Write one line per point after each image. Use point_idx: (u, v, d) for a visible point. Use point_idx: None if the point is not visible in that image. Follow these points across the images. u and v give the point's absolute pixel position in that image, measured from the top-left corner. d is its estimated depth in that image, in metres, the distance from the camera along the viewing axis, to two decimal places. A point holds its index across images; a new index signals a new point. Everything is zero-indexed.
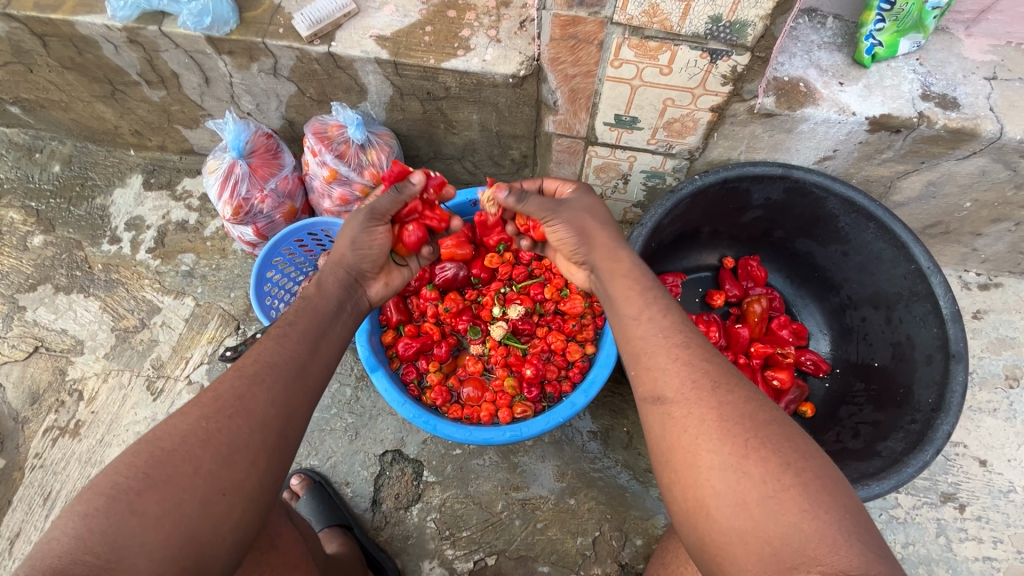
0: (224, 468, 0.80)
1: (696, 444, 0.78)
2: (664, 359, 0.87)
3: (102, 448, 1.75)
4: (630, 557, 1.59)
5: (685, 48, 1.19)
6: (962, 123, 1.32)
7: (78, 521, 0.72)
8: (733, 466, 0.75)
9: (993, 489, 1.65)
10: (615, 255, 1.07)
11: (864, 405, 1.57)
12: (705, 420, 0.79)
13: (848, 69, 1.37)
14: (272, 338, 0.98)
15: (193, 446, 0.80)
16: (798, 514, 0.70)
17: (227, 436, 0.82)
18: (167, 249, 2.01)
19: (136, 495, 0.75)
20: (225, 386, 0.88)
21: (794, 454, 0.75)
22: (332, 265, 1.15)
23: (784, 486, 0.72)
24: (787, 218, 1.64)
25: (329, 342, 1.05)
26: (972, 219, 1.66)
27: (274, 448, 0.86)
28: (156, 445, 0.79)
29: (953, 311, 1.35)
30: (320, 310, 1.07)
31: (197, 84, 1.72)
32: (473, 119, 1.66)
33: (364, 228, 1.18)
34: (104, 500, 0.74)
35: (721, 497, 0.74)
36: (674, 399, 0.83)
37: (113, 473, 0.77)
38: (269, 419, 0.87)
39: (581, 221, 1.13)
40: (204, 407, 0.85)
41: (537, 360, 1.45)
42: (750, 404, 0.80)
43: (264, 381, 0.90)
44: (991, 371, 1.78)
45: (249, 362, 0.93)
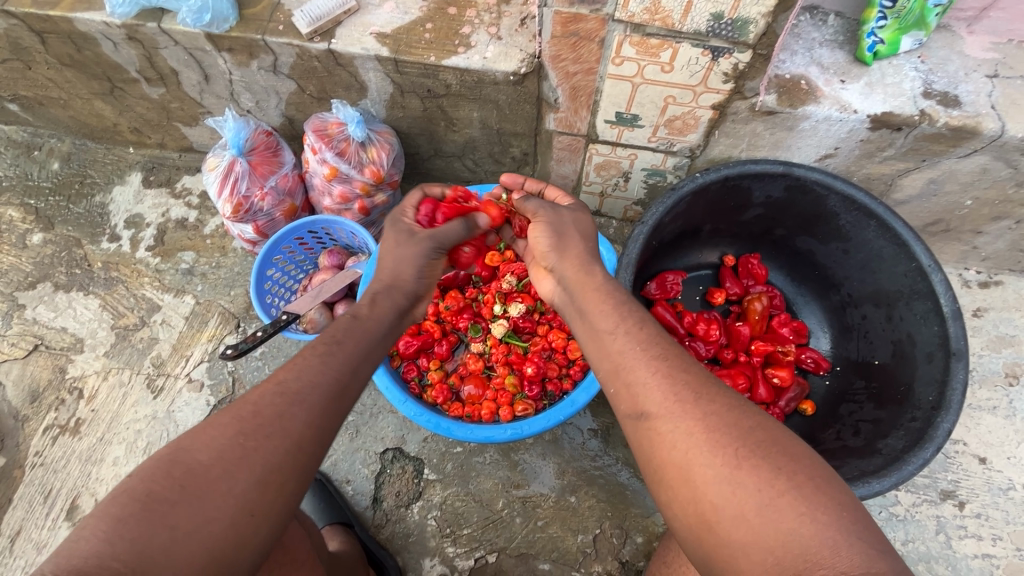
0: (257, 490, 0.79)
1: (688, 458, 0.77)
2: (643, 373, 0.87)
3: (103, 447, 1.75)
4: (630, 555, 1.59)
5: (686, 45, 1.19)
6: (964, 120, 1.32)
7: (108, 525, 0.70)
8: (727, 478, 0.74)
9: (993, 487, 1.65)
10: (587, 270, 1.06)
11: (864, 402, 1.57)
12: (693, 433, 0.78)
13: (849, 67, 1.37)
14: (317, 354, 0.96)
15: (230, 464, 0.78)
16: (797, 520, 0.70)
17: (263, 455, 0.81)
18: (167, 246, 2.01)
19: (170, 508, 0.73)
20: (266, 401, 0.85)
21: (785, 459, 0.75)
22: (387, 287, 1.14)
23: (779, 493, 0.72)
24: (788, 216, 1.63)
25: (372, 364, 1.04)
26: (973, 217, 1.66)
27: (305, 470, 0.85)
28: (194, 457, 0.78)
29: (954, 309, 1.35)
30: (370, 331, 1.06)
31: (196, 82, 1.72)
32: (474, 117, 1.66)
33: (427, 258, 1.20)
34: (136, 507, 0.72)
35: (720, 510, 0.74)
36: (656, 414, 0.82)
37: (148, 479, 0.75)
38: (304, 439, 0.85)
39: (563, 229, 1.14)
40: (243, 421, 0.83)
41: (538, 358, 1.45)
42: (734, 411, 0.80)
43: (304, 401, 0.88)
44: (991, 369, 1.78)
45: (293, 377, 0.90)
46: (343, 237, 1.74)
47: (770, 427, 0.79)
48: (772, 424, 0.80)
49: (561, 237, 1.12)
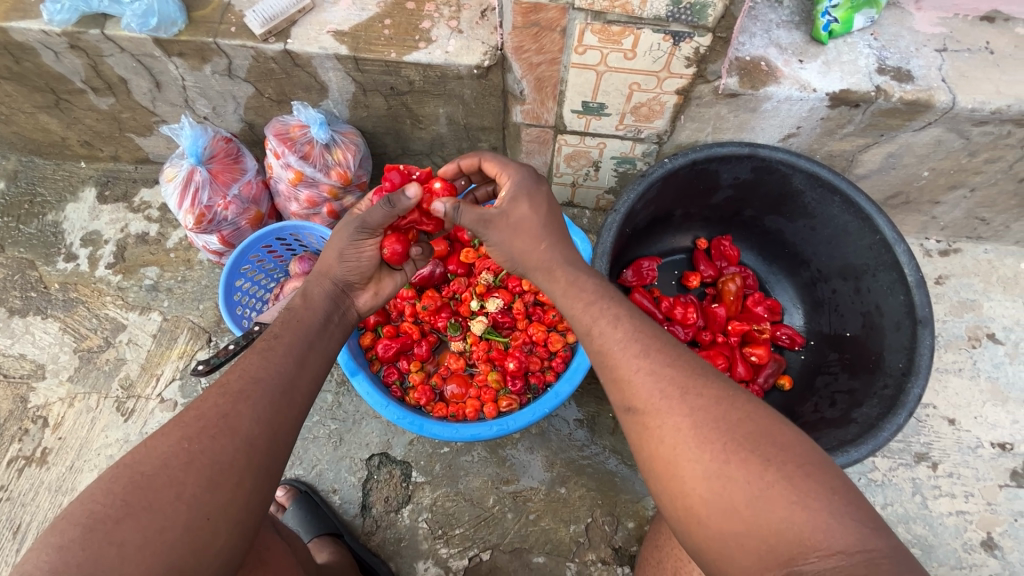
0: (209, 492, 0.79)
1: (676, 454, 0.82)
2: (627, 371, 0.90)
3: (73, 475, 1.68)
4: (623, 540, 1.61)
5: (648, 31, 1.20)
6: (917, 94, 1.35)
7: (51, 554, 0.71)
8: (716, 473, 0.78)
9: (962, 446, 1.72)
10: (551, 275, 1.04)
11: (839, 373, 1.61)
12: (680, 428, 0.82)
13: (806, 46, 1.39)
14: (258, 351, 0.99)
15: (175, 471, 0.79)
16: (787, 508, 0.73)
17: (211, 457, 0.81)
18: (128, 263, 1.93)
19: (115, 525, 0.74)
20: (209, 404, 0.87)
21: (774, 449, 0.78)
22: (318, 278, 1.16)
23: (769, 484, 0.75)
24: (756, 197, 1.66)
25: (317, 352, 1.05)
26: (931, 188, 1.71)
27: (261, 467, 0.85)
28: (136, 470, 0.78)
29: (918, 278, 1.40)
30: (306, 323, 1.07)
31: (147, 90, 1.65)
32: (439, 113, 1.62)
33: (351, 240, 1.15)
34: (79, 531, 0.73)
35: (709, 504, 0.78)
36: (645, 409, 0.86)
37: (88, 501, 0.76)
38: (254, 437, 0.86)
39: (512, 244, 1.06)
40: (187, 427, 0.84)
41: (520, 352, 1.39)
42: (721, 402, 0.83)
43: (250, 398, 0.89)
44: (955, 333, 1.85)
45: (233, 377, 0.92)
46: (313, 242, 1.69)
47: (749, 410, 0.83)
48: (759, 413, 0.82)
49: (516, 255, 1.07)
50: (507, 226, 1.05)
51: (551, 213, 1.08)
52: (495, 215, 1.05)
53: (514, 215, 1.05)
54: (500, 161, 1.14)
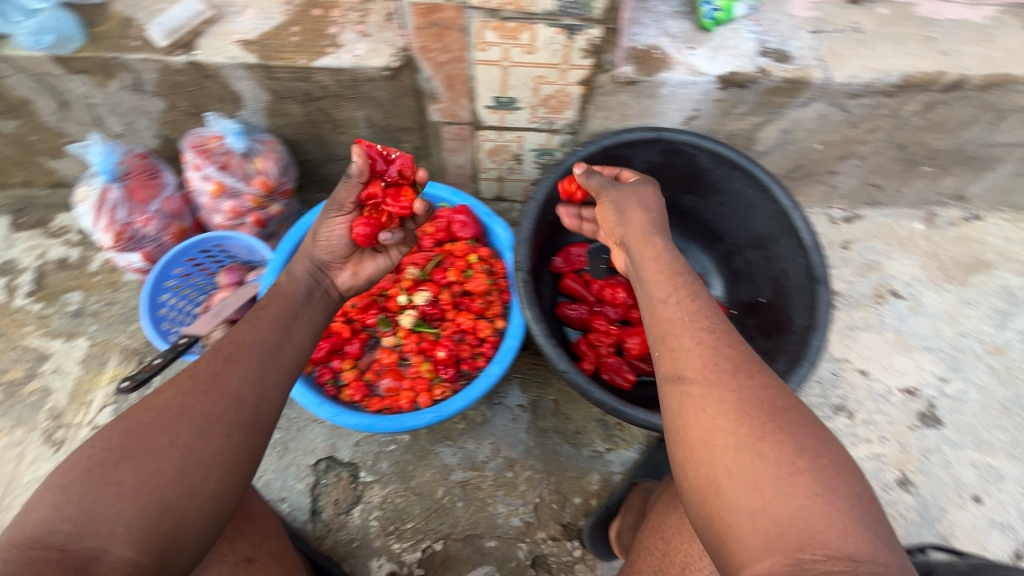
0: (201, 440, 0.86)
1: (714, 425, 0.85)
2: (687, 340, 0.95)
3: (2, 513, 1.61)
4: (571, 516, 1.67)
5: (542, 26, 1.27)
6: (796, 73, 1.47)
7: (55, 492, 0.78)
8: (749, 447, 0.81)
9: (875, 394, 1.87)
10: (649, 240, 1.15)
11: (756, 337, 1.72)
12: (724, 401, 0.86)
13: (694, 34, 1.50)
14: (248, 320, 1.09)
15: (170, 420, 0.86)
16: (810, 497, 0.76)
17: (202, 409, 0.89)
18: (49, 290, 1.87)
19: (113, 467, 0.81)
20: (200, 365, 0.96)
21: (810, 442, 0.81)
22: (298, 258, 1.24)
23: (797, 470, 0.78)
24: (669, 178, 1.77)
25: (302, 322, 1.14)
26: (826, 159, 1.85)
27: (247, 423, 0.93)
28: (135, 419, 0.86)
29: (813, 241, 1.52)
30: (289, 295, 1.16)
31: (53, 110, 1.61)
32: (359, 116, 1.65)
33: (323, 216, 1.24)
34: (81, 471, 0.80)
35: (732, 476, 0.80)
36: (694, 377, 0.90)
37: (89, 448, 0.83)
38: (241, 395, 0.94)
39: (625, 205, 1.22)
40: (180, 384, 0.91)
41: (449, 341, 1.45)
42: (769, 391, 0.87)
43: (239, 361, 0.98)
44: (862, 292, 2.01)
45: (225, 343, 1.01)
46: (240, 252, 1.69)
47: (796, 406, 0.86)
48: (805, 410, 0.86)
49: (624, 213, 1.21)
50: (631, 190, 1.25)
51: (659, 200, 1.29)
52: (623, 184, 1.28)
53: (638, 188, 1.26)
54: (634, 167, 1.37)
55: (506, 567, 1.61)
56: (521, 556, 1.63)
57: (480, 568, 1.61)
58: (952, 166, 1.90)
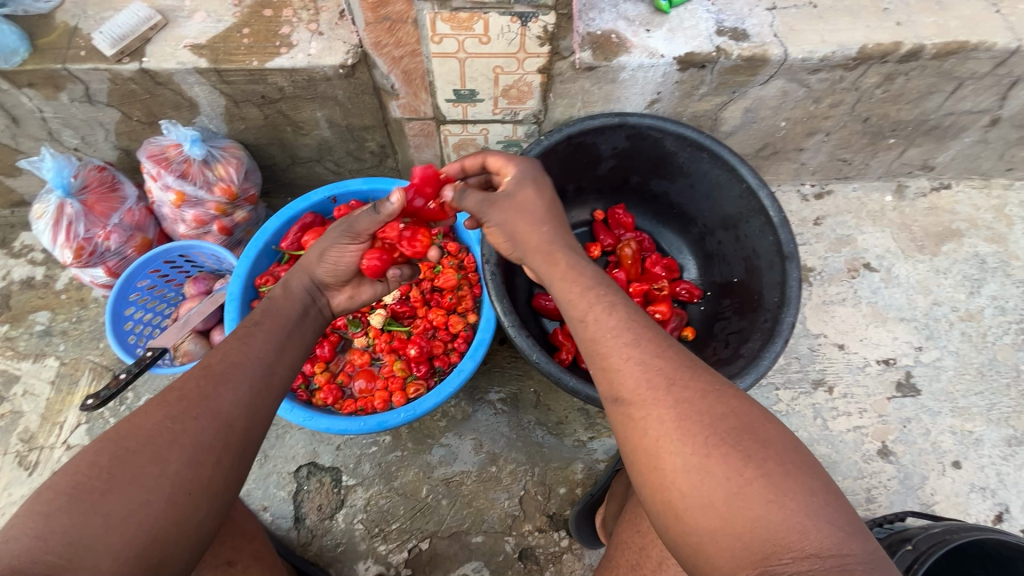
0: (191, 469, 0.82)
1: (660, 447, 0.82)
2: (617, 360, 0.91)
3: None
4: (557, 506, 1.67)
5: (494, 15, 1.26)
6: (754, 50, 1.47)
7: (37, 521, 0.72)
8: (696, 466, 0.78)
9: (852, 366, 1.89)
10: (550, 259, 1.08)
11: (731, 317, 1.72)
12: (665, 420, 0.83)
13: (651, 17, 1.49)
14: (237, 337, 1.03)
15: (160, 447, 0.81)
16: (764, 506, 0.73)
17: (193, 436, 0.84)
18: (15, 311, 1.83)
19: (102, 496, 0.75)
20: (191, 384, 0.90)
21: (754, 447, 0.78)
22: (297, 273, 1.21)
23: (747, 480, 0.75)
24: (637, 163, 1.76)
25: (295, 342, 1.10)
26: (792, 136, 1.86)
27: (238, 448, 0.89)
28: (121, 444, 0.80)
29: (781, 218, 1.53)
30: (283, 311, 1.12)
31: (4, 126, 1.57)
32: (319, 117, 1.63)
33: (336, 240, 1.20)
34: (66, 500, 0.74)
35: (686, 498, 0.78)
36: (631, 400, 0.87)
37: (73, 473, 0.77)
38: (234, 419, 0.90)
39: (513, 225, 1.13)
40: (169, 406, 0.86)
41: (421, 338, 1.43)
42: (708, 397, 0.84)
43: (230, 382, 0.93)
44: (836, 267, 2.02)
45: (214, 361, 0.95)
46: (207, 261, 1.66)
47: (736, 406, 0.83)
48: (743, 409, 0.83)
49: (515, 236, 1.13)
50: (510, 205, 1.13)
51: (551, 202, 1.16)
52: (501, 195, 1.14)
53: (518, 198, 1.14)
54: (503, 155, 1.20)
55: (494, 562, 1.61)
56: (509, 549, 1.62)
57: (468, 564, 1.61)
58: (916, 136, 1.92)
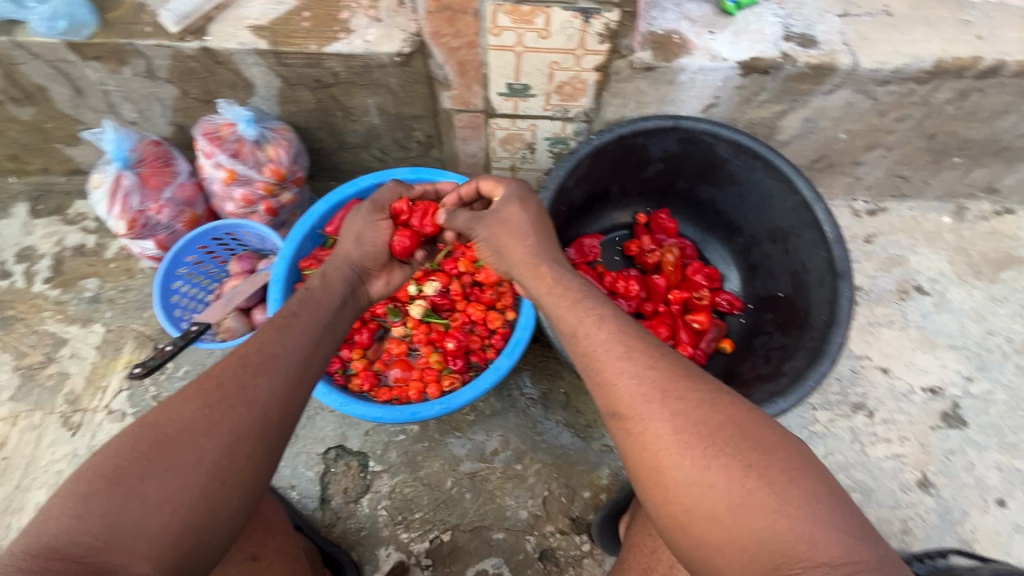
0: (227, 458, 0.83)
1: (660, 461, 0.81)
2: (611, 375, 0.90)
3: (21, 494, 1.65)
4: (580, 510, 1.65)
5: (556, 9, 1.23)
6: (821, 58, 1.42)
7: (77, 501, 0.73)
8: (699, 480, 0.78)
9: (896, 392, 1.81)
10: (538, 274, 1.10)
11: (773, 331, 1.68)
12: (663, 435, 0.82)
13: (715, 18, 1.45)
14: (276, 326, 1.03)
15: (197, 434, 0.82)
16: (770, 516, 0.74)
17: (229, 424, 0.85)
18: (66, 276, 1.89)
19: (139, 481, 0.76)
20: (229, 373, 0.91)
21: (755, 456, 0.78)
22: (337, 261, 1.23)
23: (751, 491, 0.76)
24: (686, 168, 1.72)
25: (332, 332, 1.11)
26: (850, 149, 1.79)
27: (272, 439, 0.89)
28: (160, 431, 0.81)
29: (836, 233, 1.47)
30: (323, 301, 1.13)
31: (68, 97, 1.62)
32: (370, 104, 1.63)
33: (368, 220, 1.29)
34: (105, 483, 0.75)
35: (693, 512, 0.78)
36: (628, 415, 0.86)
37: (112, 456, 0.78)
38: (270, 408, 0.90)
39: (499, 238, 1.18)
40: (207, 394, 0.87)
41: (460, 332, 1.43)
42: (703, 407, 0.83)
43: (267, 372, 0.94)
44: (885, 288, 1.94)
45: (253, 350, 0.96)
46: (252, 240, 1.69)
47: (733, 413, 0.83)
48: (740, 416, 0.83)
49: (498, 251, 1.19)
50: (496, 221, 1.20)
51: (538, 216, 1.21)
52: (490, 213, 1.22)
53: (504, 215, 1.20)
54: (495, 179, 1.27)
55: (514, 560, 1.61)
56: (529, 548, 1.62)
57: (488, 559, 1.61)
58: (983, 157, 1.83)
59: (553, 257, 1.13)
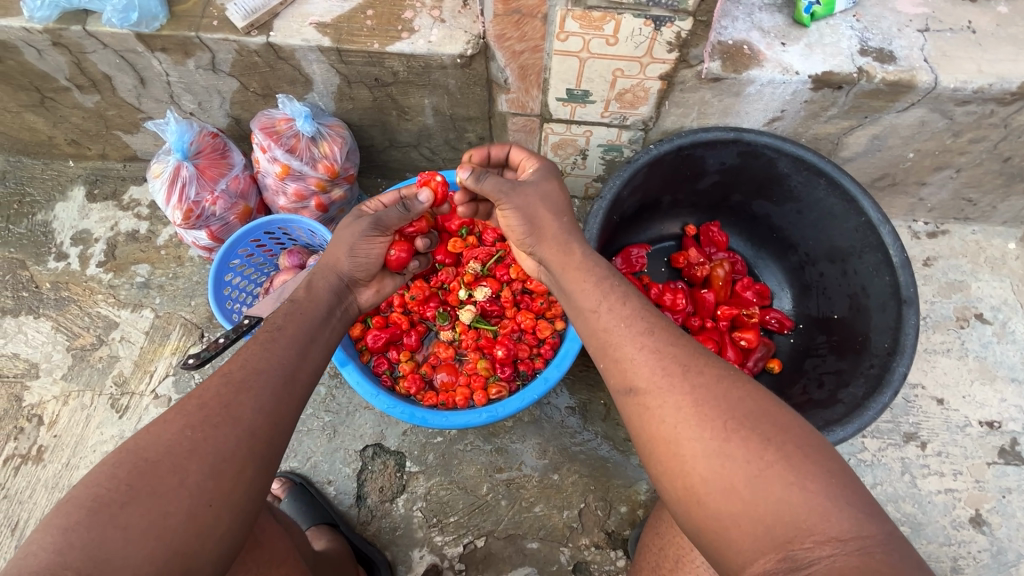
0: (212, 480, 0.82)
1: (677, 433, 0.81)
2: (630, 350, 0.90)
3: (69, 472, 1.69)
4: (616, 525, 1.63)
5: (628, 16, 1.20)
6: (900, 75, 1.36)
7: (56, 535, 0.73)
8: (716, 452, 0.77)
9: (951, 425, 1.74)
10: (566, 249, 1.06)
11: (827, 355, 1.63)
12: (682, 407, 0.82)
13: (788, 29, 1.40)
14: (262, 341, 1.01)
15: (179, 458, 0.81)
16: (786, 489, 0.73)
17: (213, 445, 0.83)
18: (119, 261, 1.93)
19: (120, 509, 0.76)
20: (211, 392, 0.89)
21: (772, 431, 0.78)
22: (324, 271, 1.19)
23: (767, 464, 0.75)
24: (743, 181, 1.67)
25: (321, 344, 1.09)
26: (917, 169, 1.71)
27: (262, 457, 0.88)
28: (140, 456, 0.80)
29: (903, 258, 1.41)
30: (311, 314, 1.10)
31: (132, 86, 1.65)
32: (426, 104, 1.62)
33: (364, 236, 1.21)
34: (85, 513, 0.75)
35: (709, 483, 0.77)
36: (646, 389, 0.85)
37: (93, 485, 0.78)
38: (256, 427, 0.88)
39: (535, 209, 1.09)
40: (189, 415, 0.85)
41: (509, 340, 1.42)
42: (723, 383, 0.83)
43: (252, 389, 0.91)
44: (943, 314, 1.86)
45: (236, 367, 0.93)
46: (303, 236, 1.70)
47: (751, 391, 0.83)
48: (760, 395, 0.82)
49: (533, 224, 1.09)
50: (534, 191, 1.11)
51: (570, 197, 1.16)
52: (528, 182, 1.12)
53: (543, 187, 1.13)
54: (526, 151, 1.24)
55: (547, 570, 1.59)
56: (563, 560, 1.60)
57: (521, 568, 1.59)
58: None
59: (584, 237, 1.10)
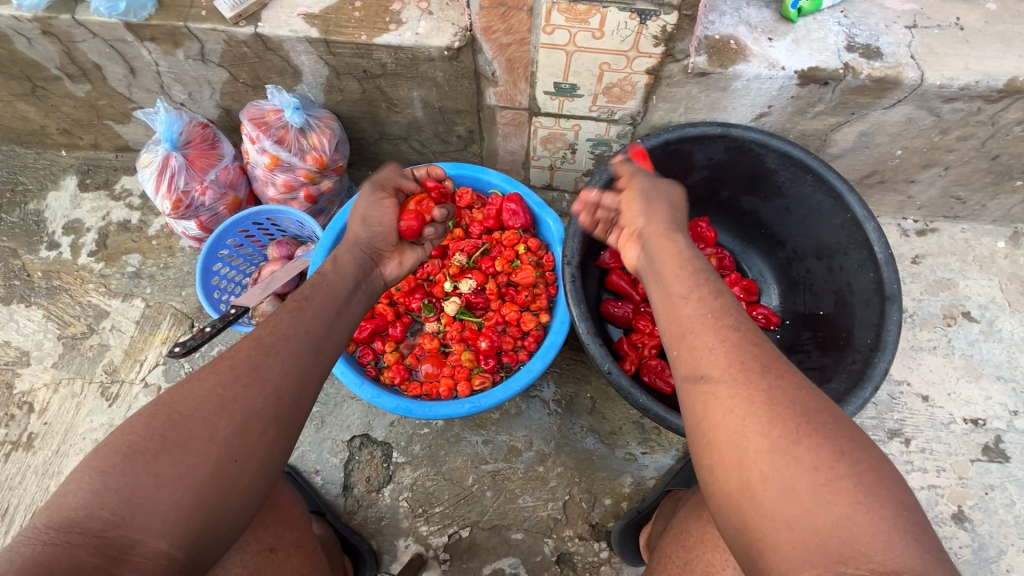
0: (238, 436, 0.84)
1: (744, 425, 0.78)
2: (710, 339, 0.88)
3: (59, 459, 1.71)
4: (600, 517, 1.64)
5: (613, 10, 1.20)
6: (886, 71, 1.36)
7: (93, 477, 0.75)
8: (783, 450, 0.74)
9: (935, 421, 1.75)
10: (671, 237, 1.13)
11: (812, 351, 1.63)
12: (753, 401, 0.79)
13: (775, 25, 1.40)
14: (289, 310, 1.03)
15: (210, 412, 0.83)
16: (852, 506, 0.69)
17: (242, 403, 0.86)
18: (110, 250, 1.94)
19: (153, 458, 0.77)
20: (243, 354, 0.91)
21: (849, 445, 0.73)
22: (347, 245, 1.24)
23: (837, 475, 0.71)
24: (732, 176, 1.67)
25: (345, 319, 1.11)
26: (904, 166, 1.72)
27: (284, 418, 0.90)
28: (174, 409, 0.82)
29: (887, 254, 1.41)
30: (337, 286, 1.13)
31: (122, 76, 1.65)
32: (414, 96, 1.63)
33: (373, 204, 1.31)
34: (120, 459, 0.76)
35: (768, 480, 0.74)
36: (719, 378, 0.83)
37: (129, 432, 0.79)
38: (282, 390, 0.91)
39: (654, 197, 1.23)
40: (219, 374, 0.87)
41: (492, 332, 1.43)
42: (802, 391, 0.80)
43: (278, 352, 0.94)
44: (930, 312, 1.87)
45: (265, 332, 0.96)
46: (291, 227, 1.71)
47: (829, 405, 0.79)
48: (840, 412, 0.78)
49: (650, 204, 1.21)
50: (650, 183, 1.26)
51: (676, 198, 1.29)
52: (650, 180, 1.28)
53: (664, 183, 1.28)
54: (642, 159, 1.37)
55: (531, 561, 1.61)
56: (547, 551, 1.61)
57: (505, 559, 1.61)
58: None
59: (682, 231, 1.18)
